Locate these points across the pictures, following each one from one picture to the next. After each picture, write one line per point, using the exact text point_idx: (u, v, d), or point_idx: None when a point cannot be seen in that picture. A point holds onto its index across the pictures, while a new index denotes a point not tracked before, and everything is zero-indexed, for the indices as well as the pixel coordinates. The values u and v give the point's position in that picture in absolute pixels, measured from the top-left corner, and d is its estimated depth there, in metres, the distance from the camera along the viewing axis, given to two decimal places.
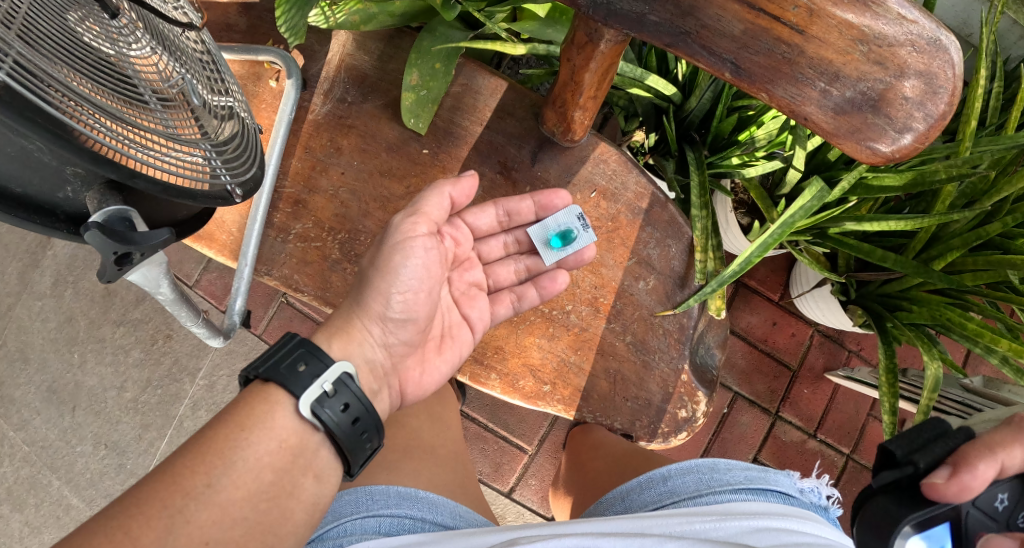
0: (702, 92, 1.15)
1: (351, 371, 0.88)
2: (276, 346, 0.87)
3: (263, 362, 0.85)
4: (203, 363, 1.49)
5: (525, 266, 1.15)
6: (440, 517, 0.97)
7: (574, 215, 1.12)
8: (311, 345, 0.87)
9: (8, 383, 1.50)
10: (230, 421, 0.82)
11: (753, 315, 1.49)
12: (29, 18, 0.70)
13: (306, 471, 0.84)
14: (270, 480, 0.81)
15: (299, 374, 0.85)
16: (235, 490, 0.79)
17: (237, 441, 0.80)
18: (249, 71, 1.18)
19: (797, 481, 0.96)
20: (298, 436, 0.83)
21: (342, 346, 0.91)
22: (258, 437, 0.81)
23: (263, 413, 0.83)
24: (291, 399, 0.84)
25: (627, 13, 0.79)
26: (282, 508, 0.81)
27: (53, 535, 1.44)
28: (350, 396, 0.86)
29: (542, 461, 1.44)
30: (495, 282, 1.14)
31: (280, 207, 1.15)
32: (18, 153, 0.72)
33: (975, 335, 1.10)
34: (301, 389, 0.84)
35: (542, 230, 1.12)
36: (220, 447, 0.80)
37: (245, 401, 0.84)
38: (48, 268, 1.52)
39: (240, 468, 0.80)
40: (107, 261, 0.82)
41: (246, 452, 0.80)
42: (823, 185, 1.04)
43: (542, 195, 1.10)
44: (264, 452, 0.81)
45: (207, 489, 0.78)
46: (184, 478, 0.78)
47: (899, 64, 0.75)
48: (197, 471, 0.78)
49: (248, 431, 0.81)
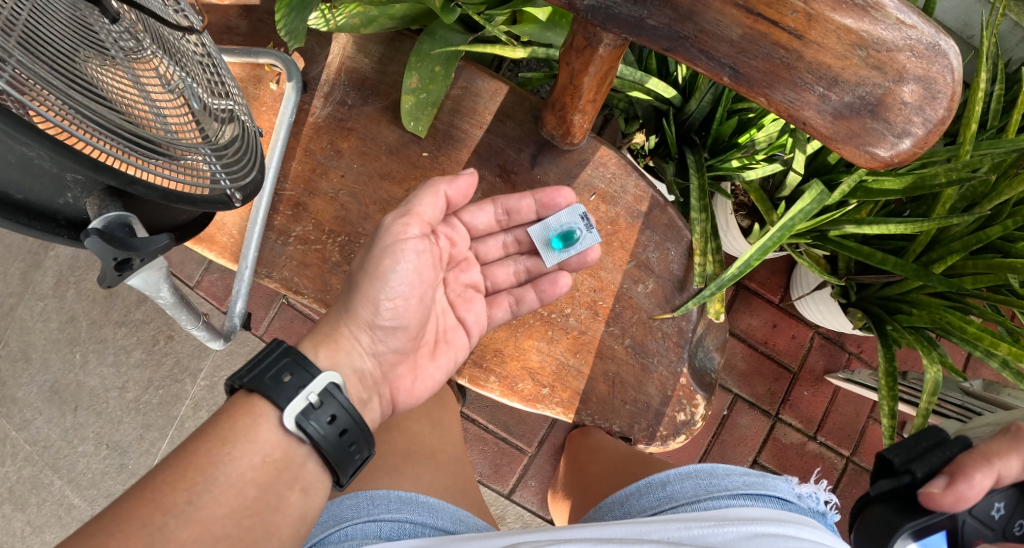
0: (702, 95, 1.16)
1: (338, 382, 0.88)
2: (260, 354, 0.87)
3: (248, 372, 0.85)
4: (204, 363, 1.50)
5: (525, 268, 1.15)
6: (440, 522, 0.98)
7: (578, 215, 1.11)
8: (297, 354, 0.88)
9: (9, 384, 1.50)
10: (213, 435, 0.82)
11: (754, 317, 1.49)
12: (28, 25, 0.70)
13: (292, 485, 0.84)
14: (253, 496, 0.81)
15: (284, 385, 0.85)
16: (217, 507, 0.79)
17: (219, 456, 0.81)
18: (249, 74, 1.18)
19: (795, 486, 0.96)
20: (282, 450, 0.84)
21: (329, 354, 0.92)
22: (241, 452, 0.82)
23: (245, 426, 0.83)
24: (275, 411, 0.84)
25: (626, 17, 0.79)
26: (266, 523, 0.82)
27: (55, 534, 1.45)
28: (336, 408, 0.87)
29: (541, 463, 1.45)
30: (492, 282, 1.14)
31: (281, 209, 1.15)
32: (18, 161, 0.72)
33: (975, 338, 1.10)
34: (286, 401, 0.84)
35: (544, 229, 1.11)
36: (201, 463, 0.80)
37: (229, 412, 0.84)
38: (50, 269, 1.53)
39: (223, 485, 0.80)
40: (108, 266, 0.83)
41: (226, 467, 0.81)
42: (823, 188, 1.04)
43: (543, 193, 1.09)
44: (246, 467, 0.82)
45: (187, 507, 0.78)
46: (164, 495, 0.78)
47: (897, 68, 0.75)
48: (178, 488, 0.78)
49: (231, 445, 0.82)
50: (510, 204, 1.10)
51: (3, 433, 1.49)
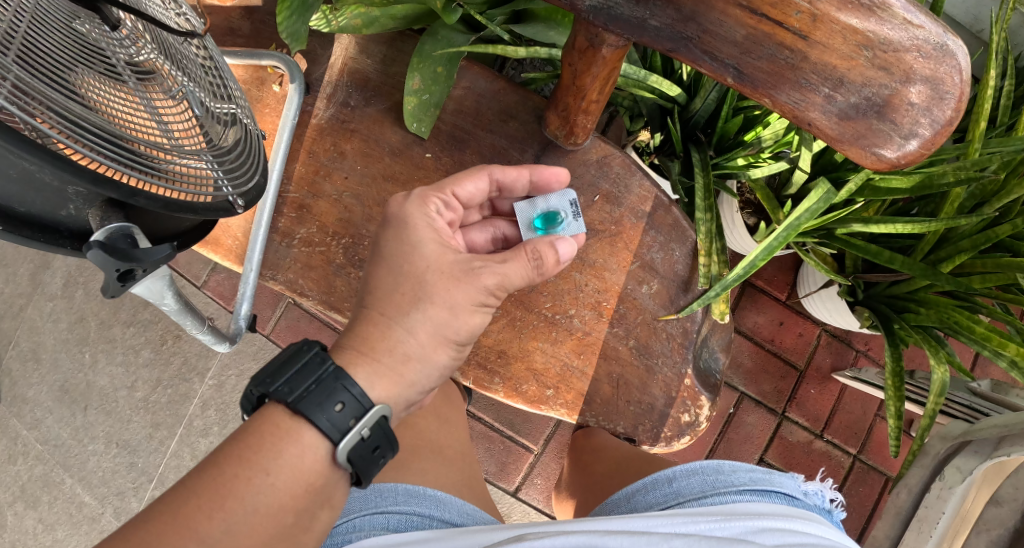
0: (707, 93, 1.15)
1: (388, 413, 0.86)
2: (302, 364, 0.82)
3: (296, 390, 0.81)
4: (212, 363, 1.51)
5: (503, 235, 1.09)
6: (447, 514, 0.99)
7: (567, 200, 1.06)
8: (347, 379, 0.83)
9: (21, 383, 1.52)
10: (252, 462, 0.79)
11: (760, 315, 1.49)
12: (28, 35, 0.70)
13: (325, 505, 0.84)
14: (288, 522, 0.80)
15: (335, 415, 0.82)
16: (253, 536, 0.78)
17: (259, 484, 0.79)
18: (252, 75, 1.18)
19: (801, 484, 0.95)
20: (324, 477, 0.82)
21: (373, 380, 0.87)
22: (283, 481, 0.80)
23: (293, 454, 0.80)
24: (325, 441, 0.82)
25: (628, 18, 0.77)
26: (297, 543, 0.82)
27: (66, 532, 1.47)
28: (382, 438, 0.85)
29: (547, 461, 1.45)
30: (469, 246, 1.07)
31: (285, 212, 1.15)
32: (19, 175, 0.72)
33: (983, 339, 1.09)
34: (340, 435, 0.82)
35: (529, 208, 1.06)
36: (238, 490, 0.78)
37: (272, 436, 0.80)
38: (59, 270, 1.54)
39: (261, 514, 0.78)
40: (110, 277, 0.83)
41: (265, 497, 0.79)
42: (830, 186, 1.01)
43: (539, 172, 1.05)
44: (286, 496, 0.80)
45: (224, 535, 0.77)
46: (198, 523, 0.76)
47: (904, 69, 0.72)
48: (213, 516, 0.77)
49: (272, 474, 0.79)
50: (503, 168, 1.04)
51: (14, 432, 1.51)
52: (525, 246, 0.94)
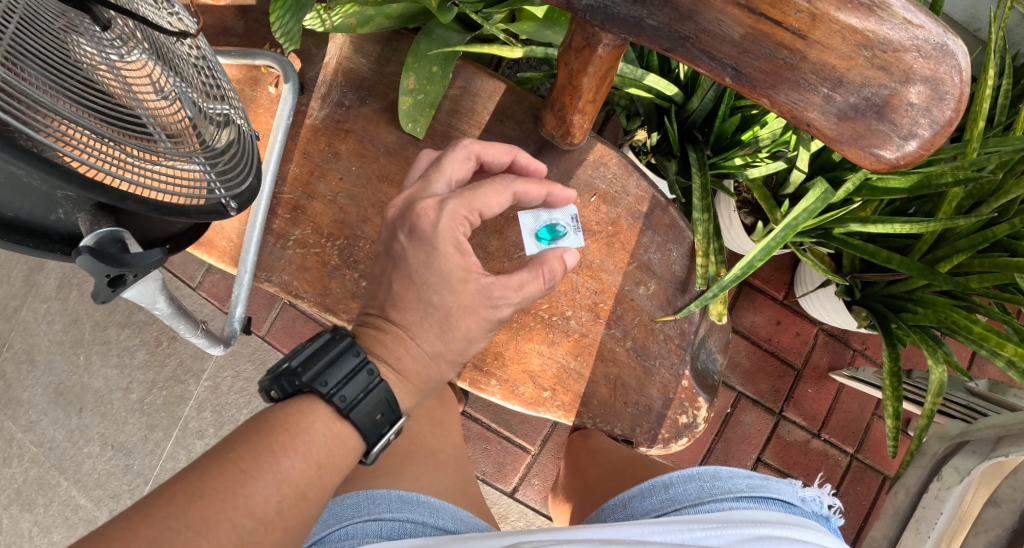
0: (704, 92, 1.14)
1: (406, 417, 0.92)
2: (354, 371, 0.86)
3: (353, 398, 0.84)
4: (207, 364, 1.50)
5: None
6: (441, 521, 0.98)
7: (569, 215, 1.05)
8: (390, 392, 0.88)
9: (15, 385, 1.51)
10: (309, 457, 0.81)
11: (757, 314, 1.48)
12: (17, 37, 0.69)
13: None
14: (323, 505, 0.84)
15: (377, 424, 0.86)
16: (296, 519, 0.80)
17: (313, 476, 0.81)
18: (246, 75, 1.17)
19: (799, 490, 0.95)
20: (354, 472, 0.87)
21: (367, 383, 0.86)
22: (329, 475, 0.83)
23: (341, 455, 0.84)
24: (362, 444, 0.86)
25: (625, 17, 0.77)
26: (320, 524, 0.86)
27: (62, 535, 1.46)
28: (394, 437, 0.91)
29: (544, 462, 1.45)
30: None
31: (279, 213, 1.14)
32: (8, 179, 0.71)
33: (981, 339, 1.08)
34: (376, 440, 0.87)
35: (533, 219, 1.04)
36: (296, 480, 0.80)
37: (324, 433, 0.83)
38: (53, 271, 1.53)
39: (308, 501, 0.81)
40: (101, 282, 0.82)
41: (315, 489, 0.82)
42: (828, 186, 0.99)
43: (556, 192, 0.99)
44: (328, 487, 0.83)
45: (277, 518, 0.79)
46: (257, 504, 0.77)
47: (904, 69, 0.71)
48: (271, 500, 0.78)
49: (323, 470, 0.82)
50: (489, 157, 0.97)
51: (9, 434, 1.50)
52: (542, 267, 0.93)
